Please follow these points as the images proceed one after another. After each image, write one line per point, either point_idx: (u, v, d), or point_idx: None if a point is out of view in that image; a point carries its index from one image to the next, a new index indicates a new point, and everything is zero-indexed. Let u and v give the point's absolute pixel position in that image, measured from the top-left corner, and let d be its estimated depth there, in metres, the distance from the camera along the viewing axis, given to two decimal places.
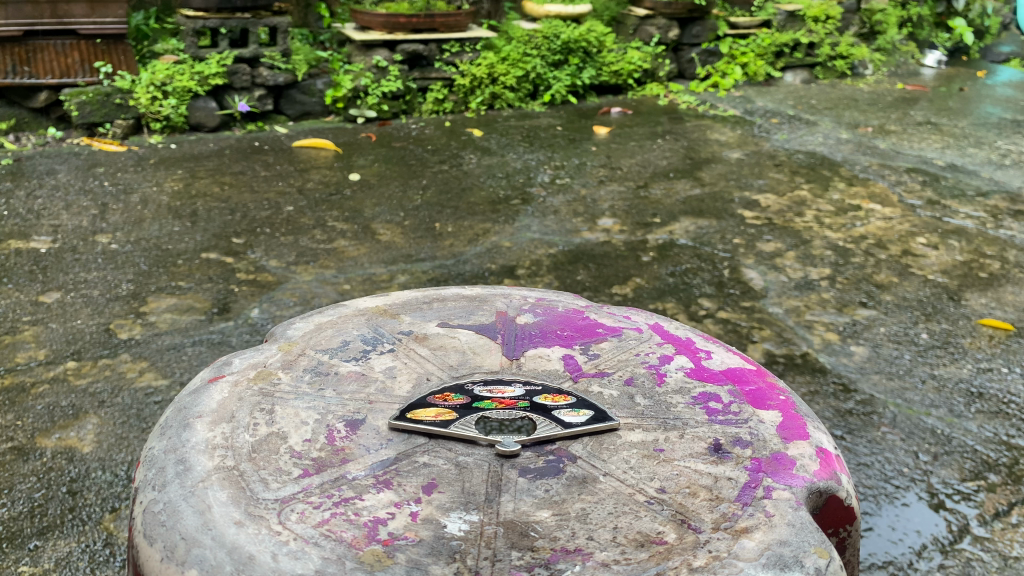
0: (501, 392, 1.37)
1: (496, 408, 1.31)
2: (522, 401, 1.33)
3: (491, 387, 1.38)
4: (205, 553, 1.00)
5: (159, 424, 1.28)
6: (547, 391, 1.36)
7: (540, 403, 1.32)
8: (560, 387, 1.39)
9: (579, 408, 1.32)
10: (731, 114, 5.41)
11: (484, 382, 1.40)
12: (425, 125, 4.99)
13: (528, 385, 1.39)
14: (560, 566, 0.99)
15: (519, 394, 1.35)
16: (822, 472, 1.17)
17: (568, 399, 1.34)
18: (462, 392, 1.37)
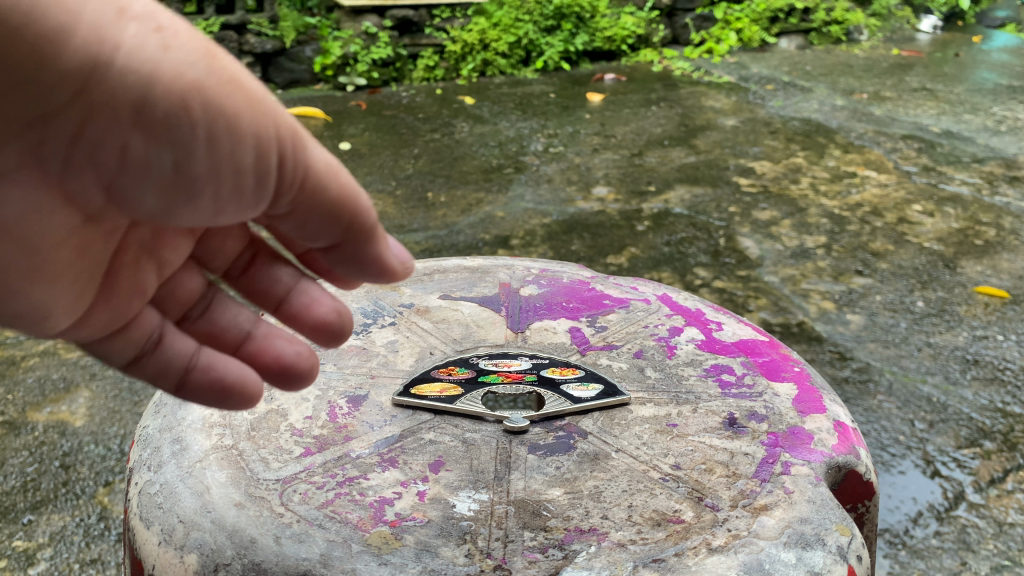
0: (507, 364, 1.34)
1: (503, 381, 1.28)
2: (529, 376, 1.29)
3: (496, 361, 1.34)
4: (204, 537, 0.95)
5: (152, 402, 1.23)
6: (554, 364, 1.33)
7: (547, 377, 1.29)
8: (567, 360, 1.36)
9: (588, 382, 1.28)
10: (725, 80, 5.34)
11: (489, 356, 1.37)
12: (415, 93, 4.92)
13: (535, 359, 1.35)
14: (574, 547, 0.95)
15: (525, 368, 1.32)
16: (841, 447, 1.14)
17: (577, 372, 1.31)
18: (467, 365, 1.34)
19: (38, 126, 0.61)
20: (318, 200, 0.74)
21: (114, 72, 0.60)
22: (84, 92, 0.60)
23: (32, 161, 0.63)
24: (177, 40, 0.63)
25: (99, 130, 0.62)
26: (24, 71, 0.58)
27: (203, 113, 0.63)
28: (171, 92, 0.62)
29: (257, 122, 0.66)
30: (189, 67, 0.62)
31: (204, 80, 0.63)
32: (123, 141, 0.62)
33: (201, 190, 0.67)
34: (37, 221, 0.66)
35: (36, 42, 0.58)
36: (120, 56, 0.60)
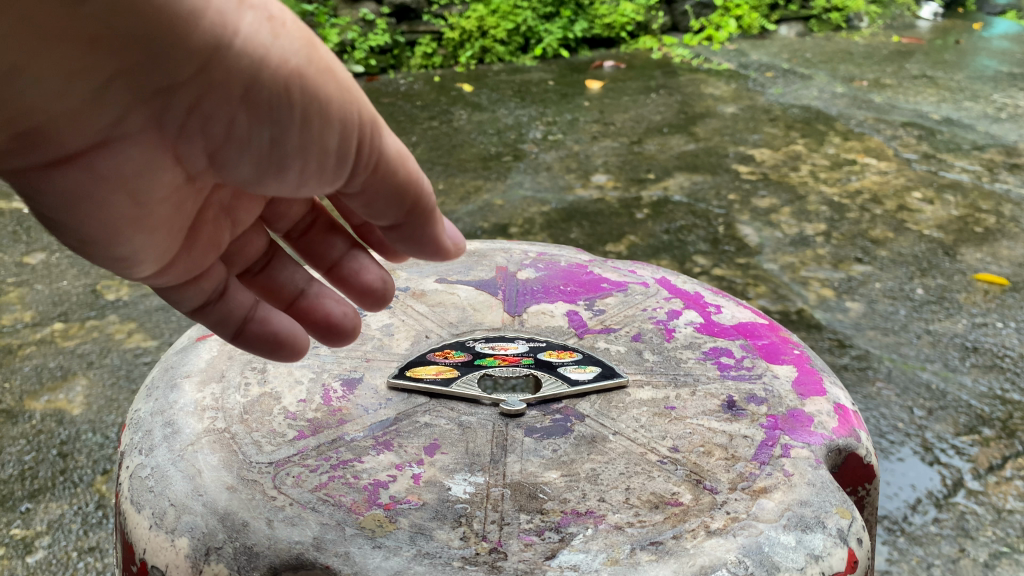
0: (504, 347, 1.33)
1: (500, 363, 1.27)
2: (526, 359, 1.28)
3: (493, 344, 1.33)
4: (196, 520, 0.94)
5: (144, 384, 1.22)
6: (551, 347, 1.32)
7: (545, 360, 1.28)
8: (565, 343, 1.34)
9: (586, 365, 1.27)
10: (725, 68, 5.31)
11: (486, 339, 1.35)
12: (414, 80, 4.89)
13: (532, 342, 1.34)
14: (571, 530, 0.94)
15: (521, 351, 1.31)
16: (841, 430, 1.13)
17: (574, 355, 1.30)
18: (463, 349, 1.32)
19: (162, 96, 0.72)
20: (384, 182, 0.86)
21: (233, 56, 0.71)
22: (206, 70, 0.71)
23: (152, 123, 0.74)
24: (287, 32, 0.74)
25: (213, 103, 0.73)
26: (161, 49, 0.68)
27: (301, 98, 0.75)
28: (279, 77, 0.74)
29: (345, 107, 0.78)
30: (295, 57, 0.74)
31: (306, 67, 0.75)
32: (231, 113, 0.75)
33: (287, 158, 0.80)
34: (148, 173, 0.78)
35: (175, 23, 0.67)
36: (239, 43, 0.71)
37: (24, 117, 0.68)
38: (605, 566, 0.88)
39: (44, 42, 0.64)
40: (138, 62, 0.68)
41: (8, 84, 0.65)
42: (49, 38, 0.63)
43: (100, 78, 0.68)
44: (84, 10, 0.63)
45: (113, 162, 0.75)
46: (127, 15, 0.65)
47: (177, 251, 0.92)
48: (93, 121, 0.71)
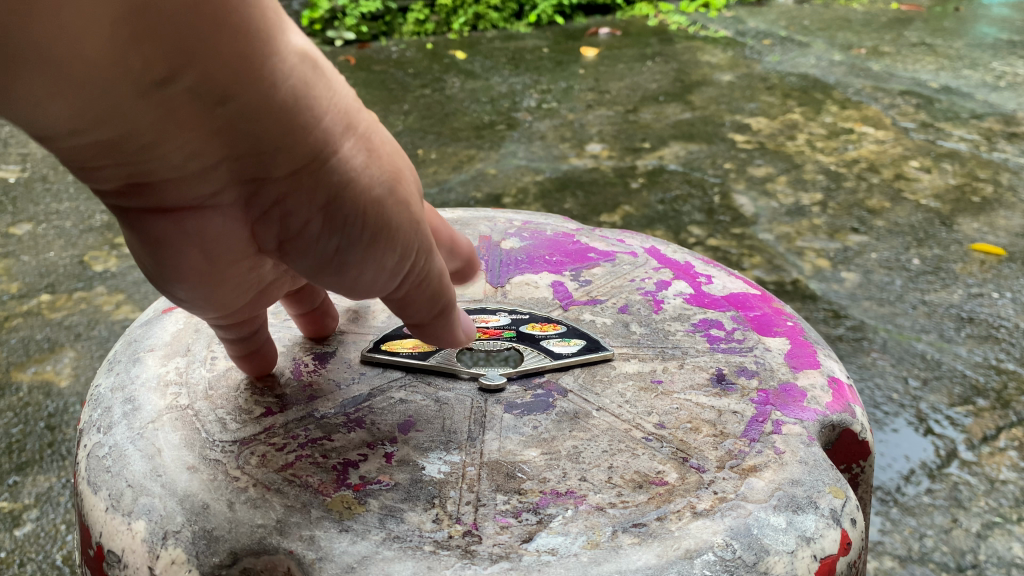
0: (486, 320, 1.29)
1: (480, 339, 1.24)
2: (507, 333, 1.24)
3: (474, 316, 1.29)
4: (153, 503, 0.90)
5: (107, 358, 1.18)
6: (535, 320, 1.28)
7: (527, 334, 1.24)
8: (549, 315, 1.30)
9: (569, 338, 1.23)
10: (722, 35, 5.22)
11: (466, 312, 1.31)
12: (406, 47, 4.80)
13: (515, 315, 1.30)
14: (550, 511, 0.90)
15: (501, 324, 1.27)
16: (836, 405, 1.09)
17: (558, 328, 1.26)
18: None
19: (254, 186, 0.84)
20: (426, 298, 1.02)
21: (324, 167, 0.85)
22: (298, 173, 0.84)
23: (239, 205, 0.86)
24: (376, 155, 0.89)
25: (297, 200, 0.86)
26: (270, 151, 0.82)
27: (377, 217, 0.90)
28: (361, 198, 0.88)
29: (411, 232, 0.94)
30: (376, 176, 0.89)
31: (384, 190, 0.90)
32: (310, 211, 0.88)
33: (350, 263, 0.93)
34: (226, 244, 0.89)
35: (288, 131, 0.81)
36: (332, 159, 0.85)
37: (138, 177, 0.78)
38: (584, 549, 0.84)
39: (179, 128, 0.75)
40: (246, 153, 0.81)
41: (139, 154, 0.75)
42: (185, 126, 0.75)
43: (211, 160, 0.80)
44: (220, 111, 0.76)
45: (195, 230, 0.86)
46: (253, 119, 0.79)
47: (249, 310, 1.03)
48: (192, 192, 0.82)
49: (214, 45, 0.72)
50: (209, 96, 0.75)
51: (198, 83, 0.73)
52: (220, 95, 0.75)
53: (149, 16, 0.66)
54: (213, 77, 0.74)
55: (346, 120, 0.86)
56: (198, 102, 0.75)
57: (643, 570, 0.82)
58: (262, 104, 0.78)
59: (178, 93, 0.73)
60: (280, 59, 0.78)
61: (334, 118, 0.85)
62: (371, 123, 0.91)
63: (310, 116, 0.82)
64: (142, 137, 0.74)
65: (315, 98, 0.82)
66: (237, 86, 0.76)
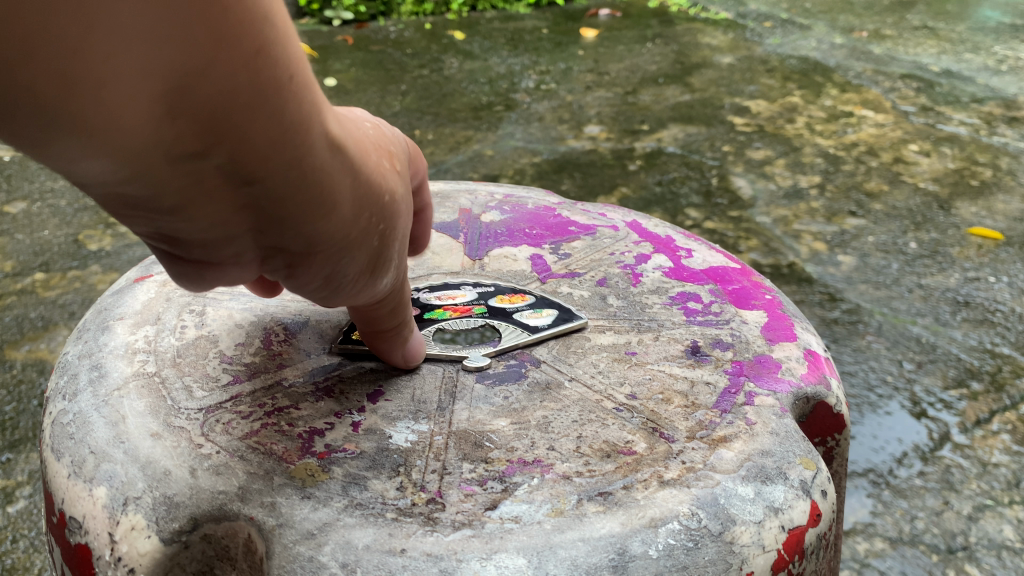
0: (452, 297, 1.27)
1: (450, 317, 1.22)
2: (477, 307, 1.23)
3: (439, 293, 1.28)
4: (115, 469, 0.89)
5: (76, 327, 1.17)
6: (502, 293, 1.27)
7: (497, 307, 1.23)
8: (518, 288, 1.29)
9: (541, 309, 1.23)
10: (722, 17, 5.18)
11: (430, 288, 1.29)
12: (404, 27, 4.77)
13: (480, 288, 1.29)
14: (516, 479, 0.90)
15: (470, 300, 1.26)
16: (810, 377, 1.09)
17: (528, 299, 1.25)
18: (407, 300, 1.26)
19: (267, 252, 0.80)
20: (385, 316, 1.02)
21: (336, 239, 0.82)
22: (312, 246, 0.81)
23: (253, 263, 0.82)
24: (383, 224, 0.87)
25: (304, 264, 0.84)
26: (291, 228, 0.78)
27: (367, 269, 0.90)
28: (358, 257, 0.87)
29: (389, 275, 0.95)
30: (376, 242, 0.88)
31: (378, 250, 0.89)
32: (314, 272, 0.85)
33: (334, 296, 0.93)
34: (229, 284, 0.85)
35: (312, 211, 0.77)
36: (345, 235, 0.83)
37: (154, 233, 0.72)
38: (548, 517, 0.84)
39: (203, 199, 0.70)
40: (269, 226, 0.77)
41: (159, 217, 0.69)
42: (208, 199, 0.70)
43: (230, 229, 0.75)
44: (247, 190, 0.71)
45: (208, 277, 0.81)
46: (280, 199, 0.74)
47: None
48: (208, 252, 0.77)
49: (253, 128, 0.66)
50: (239, 175, 0.69)
51: (231, 162, 0.68)
52: (251, 177, 0.70)
53: (192, 96, 0.61)
54: (247, 159, 0.68)
55: (368, 199, 0.83)
56: (229, 180, 0.69)
57: (607, 538, 0.81)
58: (292, 188, 0.73)
59: (207, 169, 0.67)
60: (316, 146, 0.73)
61: (357, 197, 0.81)
62: (391, 193, 0.87)
63: (334, 201, 0.78)
64: (166, 204, 0.68)
65: (342, 181, 0.78)
66: (269, 170, 0.71)
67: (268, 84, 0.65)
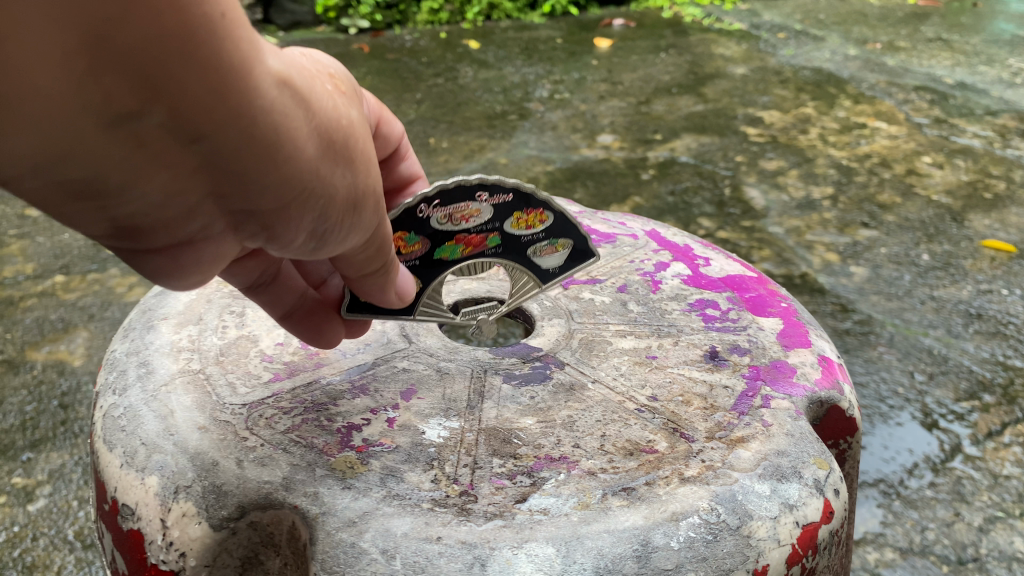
0: (466, 214, 1.08)
1: (468, 248, 1.12)
2: (491, 237, 1.13)
3: (449, 214, 1.07)
4: (166, 460, 0.94)
5: (122, 325, 1.21)
6: (519, 208, 1.12)
7: (512, 234, 1.14)
8: (545, 197, 1.12)
9: (556, 240, 1.19)
10: (737, 27, 5.22)
11: (441, 202, 1.05)
12: (419, 36, 4.83)
13: (500, 198, 1.09)
14: (544, 474, 0.94)
15: (486, 222, 1.11)
16: (824, 382, 1.12)
17: (545, 216, 1.16)
18: (417, 229, 1.06)
19: (236, 217, 0.71)
20: (373, 263, 0.89)
21: (309, 189, 0.71)
22: (283, 202, 0.70)
23: (229, 230, 0.73)
24: (360, 161, 0.74)
25: (279, 223, 0.73)
26: (252, 183, 0.67)
27: (352, 219, 0.77)
28: (340, 212, 0.76)
29: (373, 225, 0.82)
30: (356, 184, 0.75)
31: (361, 194, 0.76)
32: (293, 231, 0.74)
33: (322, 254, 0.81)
34: (210, 263, 0.78)
35: (271, 161, 0.66)
36: (315, 183, 0.70)
37: (112, 222, 0.65)
38: (575, 509, 0.88)
39: (152, 165, 0.61)
40: (235, 188, 0.67)
41: (110, 199, 0.62)
42: (157, 163, 0.61)
43: (189, 197, 0.67)
44: (192, 146, 0.62)
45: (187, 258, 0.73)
46: (232, 153, 0.64)
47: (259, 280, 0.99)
48: (175, 228, 0.69)
49: (181, 73, 0.57)
50: (180, 131, 0.60)
51: (170, 115, 0.59)
52: (192, 130, 0.61)
53: (104, 43, 0.52)
54: (185, 109, 0.59)
55: (332, 134, 0.70)
56: (176, 138, 0.61)
57: (631, 530, 0.85)
58: (241, 136, 0.63)
59: (144, 127, 0.58)
60: (254, 81, 0.62)
61: (317, 134, 0.69)
62: (356, 119, 0.73)
63: (294, 144, 0.67)
64: (109, 177, 0.60)
65: (295, 116, 0.66)
66: (212, 120, 0.61)
67: (196, 24, 0.56)
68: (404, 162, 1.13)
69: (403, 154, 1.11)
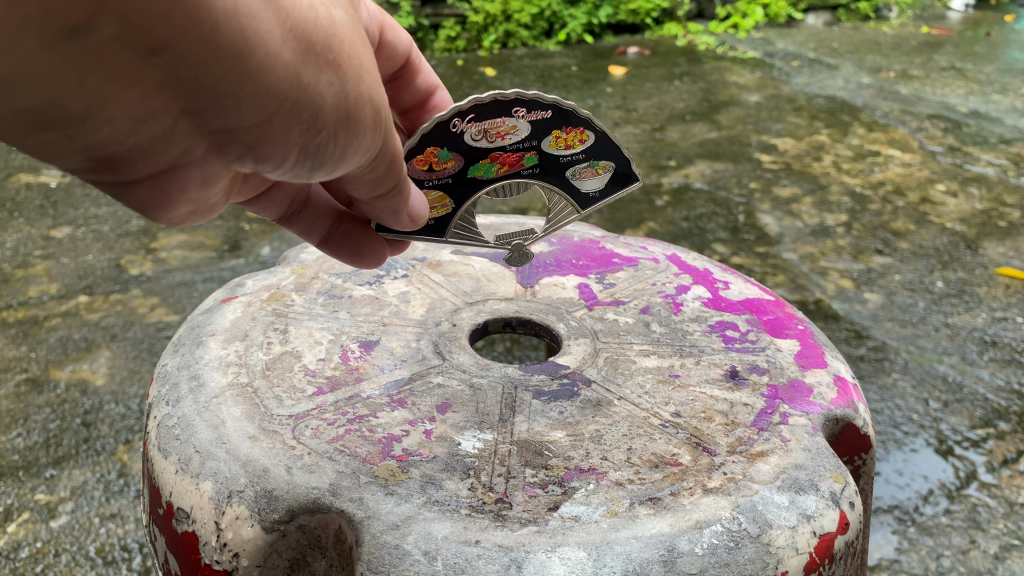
0: (504, 130, 1.26)
1: (507, 167, 1.31)
2: (530, 156, 1.32)
3: (487, 129, 1.25)
4: (219, 466, 0.99)
5: (171, 340, 1.27)
6: (558, 127, 1.29)
7: (549, 154, 1.32)
8: (586, 116, 1.29)
9: (596, 162, 1.37)
10: (751, 56, 5.30)
11: (477, 119, 1.22)
12: (436, 63, 4.93)
13: (534, 116, 1.26)
14: (573, 484, 0.98)
15: (523, 141, 1.29)
16: (840, 400, 1.16)
17: (586, 136, 1.33)
18: (451, 145, 1.25)
19: (220, 135, 0.68)
20: (382, 179, 0.89)
21: (291, 100, 0.66)
22: (265, 117, 0.67)
23: (212, 151, 0.70)
24: (347, 66, 0.69)
25: (265, 140, 0.69)
26: (227, 101, 0.63)
27: (346, 131, 0.74)
28: (331, 129, 0.72)
29: (373, 141, 0.78)
30: (346, 91, 0.70)
31: (352, 102, 0.71)
32: (282, 148, 0.71)
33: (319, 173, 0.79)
34: (203, 181, 0.77)
35: (243, 73, 0.61)
36: (298, 93, 0.66)
37: (90, 146, 0.64)
38: (604, 517, 0.92)
39: (115, 85, 0.58)
40: (211, 106, 0.64)
41: (77, 122, 0.60)
42: (120, 81, 0.58)
43: (164, 115, 0.63)
44: (155, 60, 0.57)
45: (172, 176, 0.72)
46: (199, 67, 0.59)
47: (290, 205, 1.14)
48: (155, 149, 0.67)
49: None
50: (136, 44, 0.55)
51: (121, 28, 0.54)
52: (148, 43, 0.56)
53: None
54: (136, 21, 0.54)
55: (310, 36, 0.64)
56: (133, 54, 0.56)
57: (657, 536, 0.89)
58: (205, 47, 0.58)
59: (93, 41, 0.54)
60: None
61: (293, 37, 0.63)
62: (341, 20, 0.67)
63: (268, 48, 0.61)
64: (64, 101, 0.57)
65: (266, 18, 0.60)
66: (168, 30, 0.55)
67: None
68: (419, 77, 1.26)
69: (417, 69, 1.23)
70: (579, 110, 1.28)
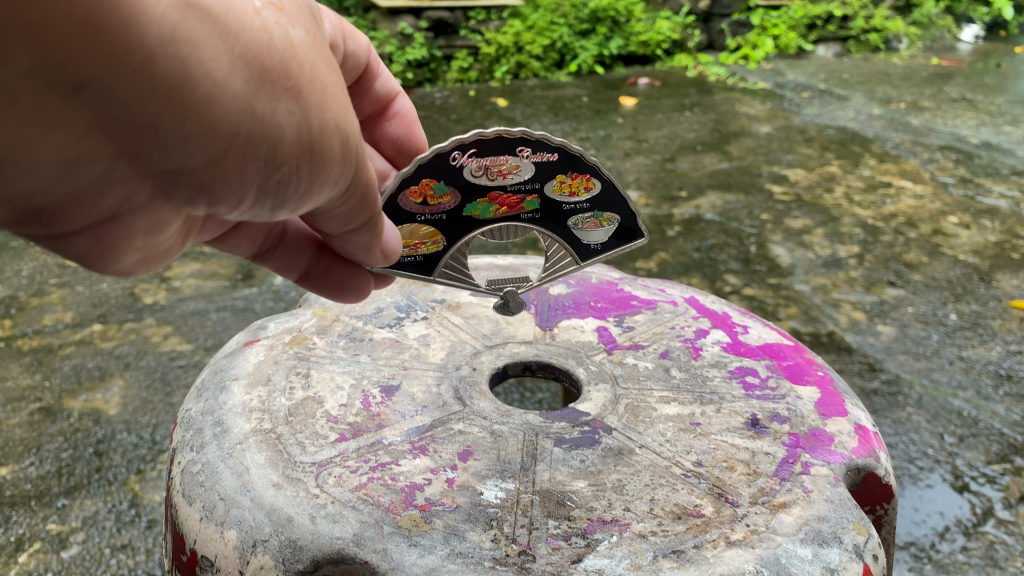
0: (505, 169, 1.27)
1: (506, 208, 1.32)
2: (531, 199, 1.33)
3: (488, 167, 1.26)
4: (244, 514, 0.99)
5: (195, 385, 1.28)
6: (563, 171, 1.30)
7: (551, 199, 1.33)
8: (592, 163, 1.30)
9: (600, 215, 1.38)
10: (761, 86, 5.33)
11: (479, 155, 1.24)
12: (448, 94, 4.98)
13: (538, 158, 1.27)
14: (597, 535, 0.98)
15: (525, 184, 1.30)
16: (861, 450, 1.16)
17: (592, 185, 1.33)
18: (449, 179, 1.26)
19: (167, 178, 0.64)
20: (356, 211, 0.85)
21: (244, 135, 0.62)
22: (214, 155, 0.63)
23: (161, 196, 0.66)
24: (306, 94, 0.65)
25: (217, 181, 0.65)
26: (169, 139, 0.59)
27: (309, 165, 0.69)
28: (290, 165, 0.68)
29: (340, 174, 0.74)
30: (308, 121, 0.66)
31: (315, 133, 0.67)
32: (237, 190, 0.67)
33: (284, 212, 0.74)
34: (152, 230, 0.73)
35: (185, 107, 0.58)
36: (250, 127, 0.62)
37: (24, 197, 0.60)
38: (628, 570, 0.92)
39: (42, 129, 0.54)
40: (152, 146, 0.60)
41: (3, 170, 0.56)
42: (47, 125, 0.54)
43: (102, 159, 0.60)
44: (83, 98, 0.54)
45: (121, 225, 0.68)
46: (136, 102, 0.56)
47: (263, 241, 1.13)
48: (98, 196, 0.63)
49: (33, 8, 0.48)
50: (59, 82, 0.52)
51: (39, 65, 0.51)
52: (74, 79, 0.53)
53: None
54: (55, 55, 0.51)
55: (262, 62, 0.61)
56: (59, 94, 0.53)
57: None
58: (141, 78, 0.55)
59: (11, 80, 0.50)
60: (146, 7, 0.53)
61: (242, 64, 0.60)
62: (298, 42, 0.64)
63: (212, 80, 0.58)
64: None
65: (210, 45, 0.57)
66: (93, 63, 0.52)
67: None
68: (378, 82, 1.27)
69: (375, 74, 1.24)
70: (586, 156, 1.29)
